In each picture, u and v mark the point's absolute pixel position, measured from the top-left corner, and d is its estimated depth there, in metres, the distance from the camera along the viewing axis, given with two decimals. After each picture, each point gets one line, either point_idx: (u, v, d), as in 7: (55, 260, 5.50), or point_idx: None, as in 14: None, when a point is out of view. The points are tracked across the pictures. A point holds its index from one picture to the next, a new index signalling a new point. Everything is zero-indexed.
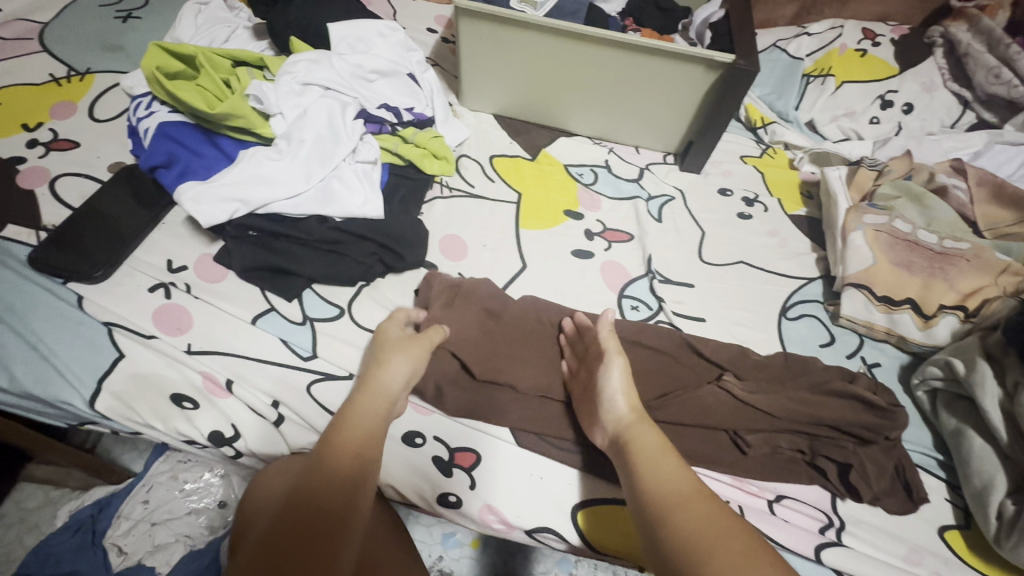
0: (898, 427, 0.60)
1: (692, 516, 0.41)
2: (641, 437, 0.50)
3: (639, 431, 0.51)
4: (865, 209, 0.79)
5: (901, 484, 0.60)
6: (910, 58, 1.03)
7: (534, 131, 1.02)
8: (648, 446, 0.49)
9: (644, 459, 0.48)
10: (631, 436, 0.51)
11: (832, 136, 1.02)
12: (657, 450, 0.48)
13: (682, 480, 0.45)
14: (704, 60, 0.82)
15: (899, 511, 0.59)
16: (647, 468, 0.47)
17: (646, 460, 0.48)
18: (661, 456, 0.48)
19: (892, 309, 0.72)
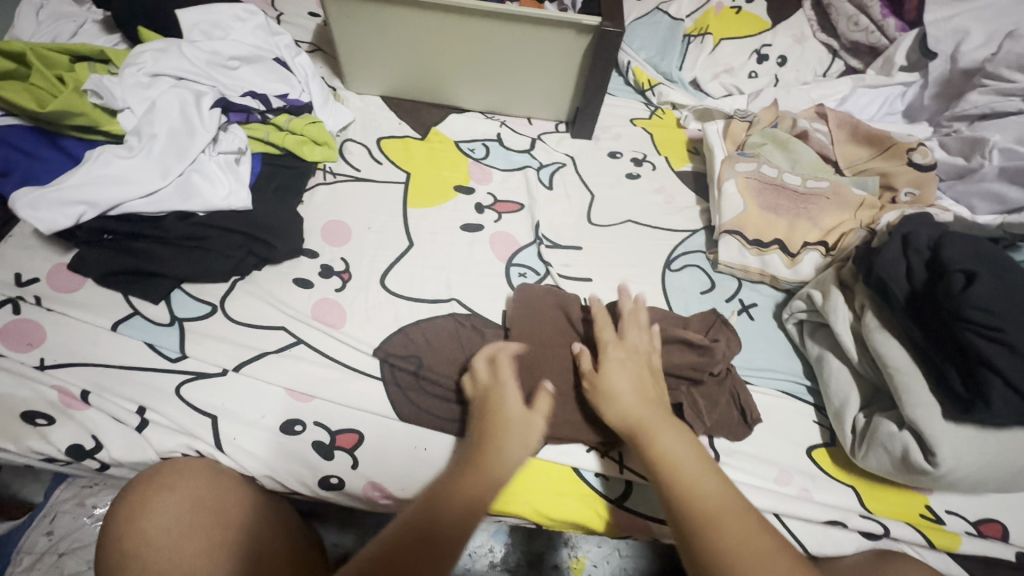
0: (718, 362, 0.62)
1: (736, 534, 0.45)
2: (665, 444, 0.50)
3: (661, 437, 0.51)
4: (738, 159, 0.82)
5: (736, 411, 0.64)
6: (781, 11, 1.07)
7: (423, 110, 1.00)
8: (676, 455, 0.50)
9: (672, 466, 0.49)
10: (648, 440, 0.51)
11: (714, 93, 1.05)
12: (689, 461, 0.49)
13: (720, 492, 0.48)
14: (573, 25, 0.83)
15: (734, 437, 0.63)
16: (683, 478, 0.48)
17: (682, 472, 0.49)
18: (694, 465, 0.49)
19: (762, 251, 0.75)
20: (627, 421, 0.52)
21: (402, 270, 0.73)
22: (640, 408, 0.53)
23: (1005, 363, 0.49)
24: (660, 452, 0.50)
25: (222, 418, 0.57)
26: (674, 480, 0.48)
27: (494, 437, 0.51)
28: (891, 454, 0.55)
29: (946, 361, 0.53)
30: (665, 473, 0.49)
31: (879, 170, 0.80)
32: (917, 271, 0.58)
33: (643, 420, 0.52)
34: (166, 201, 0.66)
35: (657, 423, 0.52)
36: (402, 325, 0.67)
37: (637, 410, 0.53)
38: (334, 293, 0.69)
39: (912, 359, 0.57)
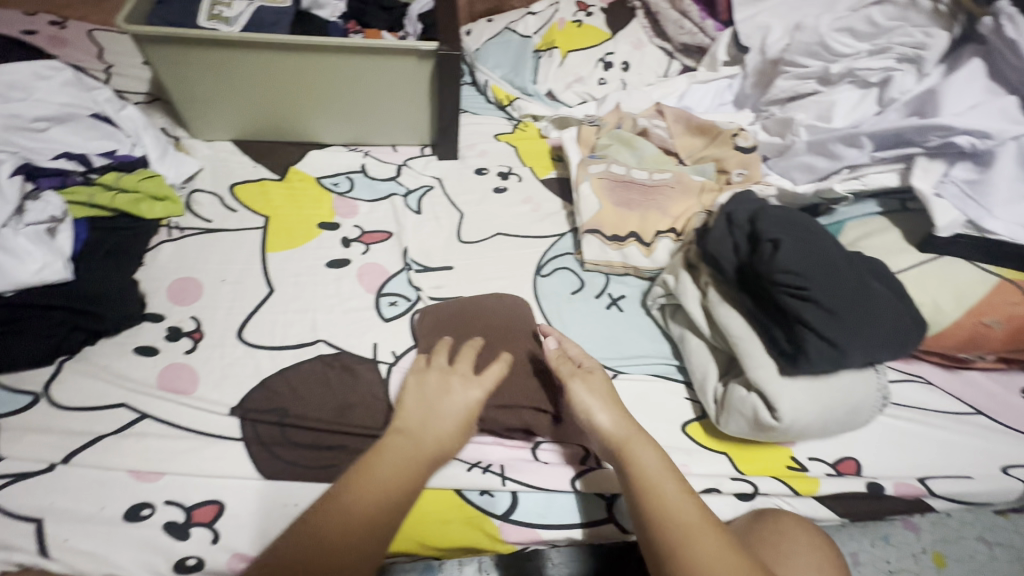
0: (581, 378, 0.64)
1: (700, 550, 0.45)
2: (644, 461, 0.52)
3: (638, 452, 0.52)
4: (590, 161, 0.87)
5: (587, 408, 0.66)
6: (617, 23, 1.15)
7: (280, 150, 0.96)
8: (648, 469, 0.51)
9: (652, 484, 0.50)
10: (629, 459, 0.52)
11: (571, 101, 1.10)
12: (661, 474, 0.51)
13: (694, 511, 0.48)
14: (411, 52, 0.84)
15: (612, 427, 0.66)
16: (657, 495, 0.49)
17: (654, 486, 0.50)
18: (672, 482, 0.50)
19: (622, 245, 0.79)
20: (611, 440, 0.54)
21: (262, 319, 0.69)
22: (622, 429, 0.54)
23: (814, 317, 0.55)
24: (641, 468, 0.51)
25: (51, 519, 0.51)
26: (651, 498, 0.49)
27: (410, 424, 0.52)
28: (745, 416, 0.59)
29: (776, 323, 0.58)
30: (640, 487, 0.50)
31: (713, 157, 0.87)
32: (740, 245, 0.63)
33: (631, 434, 0.54)
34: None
35: (636, 441, 0.53)
36: (263, 377, 0.63)
37: (620, 428, 0.54)
38: (183, 356, 0.64)
39: (749, 326, 0.62)
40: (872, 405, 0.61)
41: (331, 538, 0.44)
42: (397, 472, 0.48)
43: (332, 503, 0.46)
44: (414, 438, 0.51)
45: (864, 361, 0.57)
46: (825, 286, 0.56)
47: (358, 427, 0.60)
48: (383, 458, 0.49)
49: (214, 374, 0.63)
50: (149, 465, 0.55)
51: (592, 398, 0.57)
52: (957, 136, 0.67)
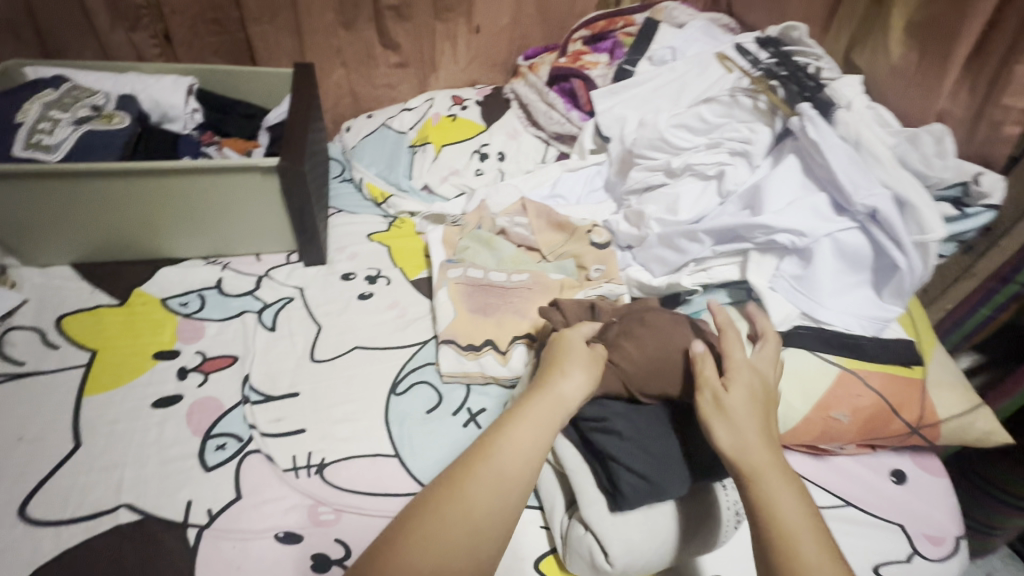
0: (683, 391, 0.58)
1: None
2: (789, 505, 0.46)
3: (773, 488, 0.47)
4: (449, 265, 0.85)
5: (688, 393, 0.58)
6: (492, 115, 1.19)
7: (125, 270, 0.90)
8: (790, 512, 0.45)
9: (788, 531, 0.44)
10: (759, 490, 0.47)
11: (448, 194, 1.09)
12: (802, 521, 0.45)
13: (829, 561, 0.43)
14: (253, 168, 0.83)
15: None
16: (790, 544, 0.44)
17: (788, 531, 0.44)
18: (815, 531, 0.45)
19: (478, 354, 0.76)
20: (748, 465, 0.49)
21: (57, 485, 0.61)
22: (761, 452, 0.49)
23: (620, 451, 0.56)
24: (793, 523, 0.45)
25: None
26: (779, 547, 0.44)
27: (546, 384, 0.54)
28: (584, 559, 0.55)
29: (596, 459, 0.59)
30: (771, 527, 0.45)
31: (573, 252, 0.87)
32: None
33: (765, 466, 0.48)
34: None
35: (773, 472, 0.48)
36: (39, 564, 0.56)
37: (762, 452, 0.49)
38: None
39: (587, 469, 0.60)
40: (725, 526, 0.58)
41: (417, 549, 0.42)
42: (523, 452, 0.48)
43: (468, 462, 0.47)
44: (552, 402, 0.52)
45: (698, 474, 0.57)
46: (621, 416, 0.58)
47: None
48: (507, 436, 0.49)
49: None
50: None
51: (727, 416, 0.51)
52: (779, 234, 0.68)
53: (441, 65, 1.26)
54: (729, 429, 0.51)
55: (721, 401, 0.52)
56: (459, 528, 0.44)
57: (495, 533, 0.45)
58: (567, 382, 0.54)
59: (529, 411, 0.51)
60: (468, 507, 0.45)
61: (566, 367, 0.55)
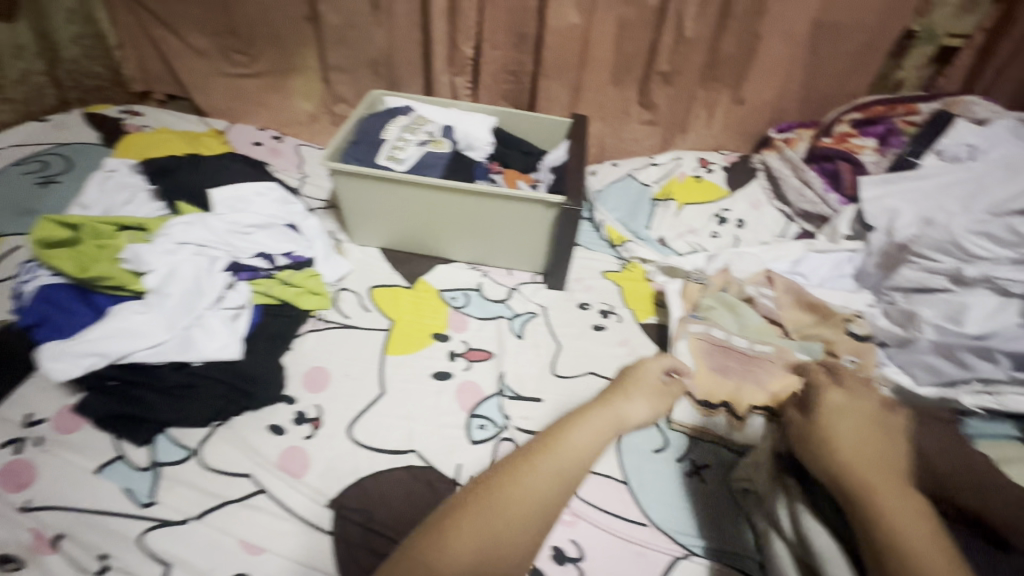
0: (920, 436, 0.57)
1: None
2: (892, 504, 0.47)
3: (892, 508, 0.47)
4: (690, 320, 0.90)
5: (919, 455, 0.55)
6: (737, 182, 1.21)
7: (413, 261, 1.12)
8: (921, 537, 0.44)
9: (913, 558, 0.43)
10: (882, 512, 0.47)
11: (681, 249, 1.15)
12: (920, 533, 0.45)
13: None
14: (542, 202, 0.98)
15: None
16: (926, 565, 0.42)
17: (913, 554, 0.43)
18: (912, 537, 0.44)
19: (710, 412, 0.79)
20: (853, 475, 0.50)
21: (370, 419, 0.79)
22: (875, 475, 0.49)
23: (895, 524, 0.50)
24: (885, 508, 0.47)
25: (177, 567, 0.61)
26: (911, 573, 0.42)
27: (609, 402, 0.63)
28: None
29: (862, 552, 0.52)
30: (896, 554, 0.44)
31: (823, 337, 0.85)
32: None
33: (881, 488, 0.48)
34: (181, 348, 0.76)
35: (887, 486, 0.48)
36: (360, 476, 0.72)
37: (876, 476, 0.49)
38: (303, 441, 0.74)
39: (837, 543, 0.55)
40: None
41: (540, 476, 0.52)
42: (587, 446, 0.57)
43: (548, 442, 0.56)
44: (612, 415, 0.61)
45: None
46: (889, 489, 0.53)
47: None
48: (565, 433, 0.57)
49: (322, 463, 0.72)
50: (250, 530, 0.65)
51: (841, 437, 0.53)
52: None
53: (690, 128, 1.33)
54: (843, 455, 0.52)
55: (837, 429, 0.54)
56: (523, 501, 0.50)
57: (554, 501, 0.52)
58: (632, 407, 0.63)
59: (595, 416, 0.60)
60: (560, 462, 0.54)
61: (620, 398, 0.64)
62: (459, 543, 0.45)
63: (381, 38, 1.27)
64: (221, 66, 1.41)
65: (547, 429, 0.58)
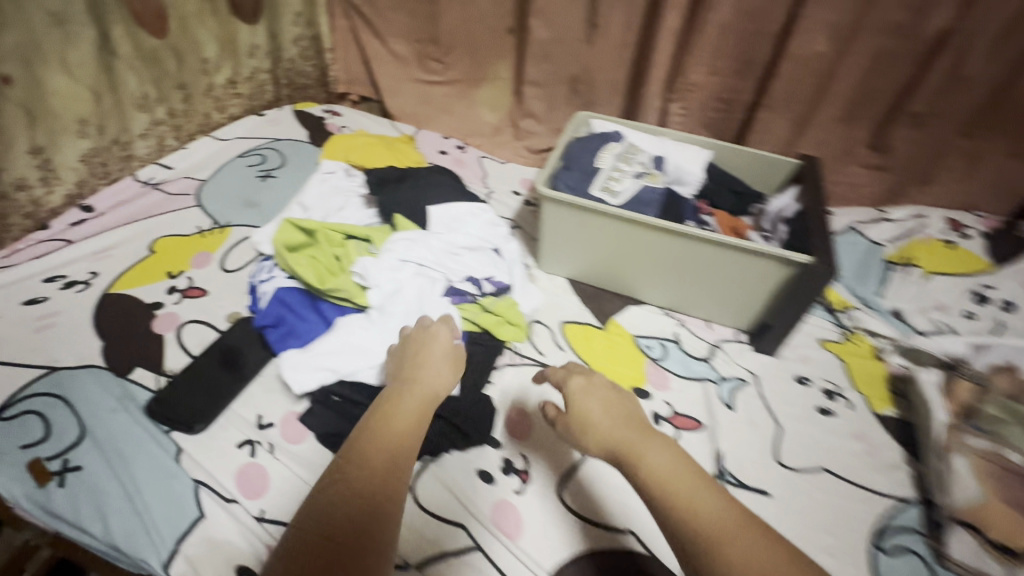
0: None
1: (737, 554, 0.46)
2: (653, 461, 0.54)
3: (648, 453, 0.55)
4: (966, 430, 0.75)
5: None
6: (1001, 256, 1.01)
7: (603, 297, 1.04)
8: (678, 484, 0.52)
9: (683, 498, 0.51)
10: (638, 461, 0.55)
11: (921, 326, 0.95)
12: (678, 473, 0.53)
13: (711, 523, 0.49)
14: (779, 259, 0.85)
15: None
16: (690, 508, 0.50)
17: (664, 484, 0.52)
18: (682, 483, 0.52)
19: (1009, 561, 0.65)
20: (619, 446, 0.58)
21: (580, 486, 0.71)
22: (622, 432, 0.58)
23: None
24: (690, 496, 0.51)
25: None
26: (686, 502, 0.50)
27: (416, 378, 0.65)
28: None
29: None
30: (661, 488, 0.52)
31: None
32: None
33: (638, 442, 0.57)
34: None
35: (641, 442, 0.57)
36: (576, 552, 0.65)
37: (674, 464, 0.54)
38: (514, 496, 0.70)
39: None
40: None
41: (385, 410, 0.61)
42: (408, 426, 0.60)
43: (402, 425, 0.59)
44: (417, 393, 0.64)
45: None
46: None
47: None
48: (384, 411, 0.60)
49: (535, 529, 0.67)
50: None
51: (586, 397, 0.64)
52: None
53: (936, 179, 1.12)
54: (589, 413, 0.62)
55: (591, 411, 0.62)
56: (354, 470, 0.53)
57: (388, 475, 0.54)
58: (428, 371, 0.66)
59: (399, 399, 0.62)
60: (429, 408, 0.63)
61: (417, 355, 0.69)
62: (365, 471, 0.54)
63: (588, 56, 1.21)
64: (416, 73, 1.44)
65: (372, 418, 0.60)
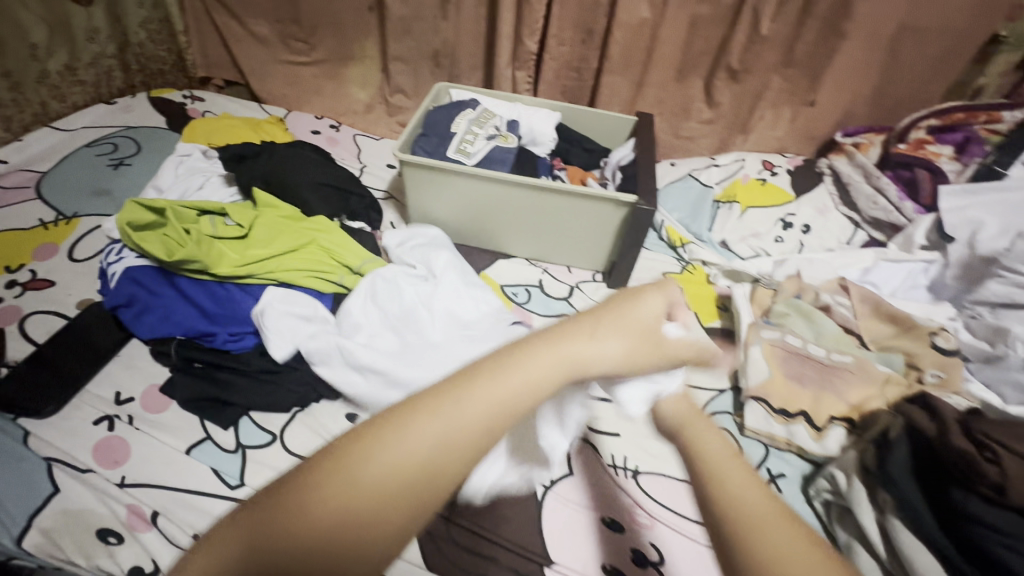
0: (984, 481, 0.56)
1: (794, 564, 0.28)
2: (709, 445, 0.36)
3: (700, 432, 0.38)
4: (762, 325, 0.87)
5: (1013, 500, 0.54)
6: (803, 186, 1.19)
7: (475, 254, 1.11)
8: (714, 459, 0.35)
9: (716, 474, 0.34)
10: (689, 440, 0.38)
11: (743, 253, 1.13)
12: (729, 462, 0.34)
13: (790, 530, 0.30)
14: (613, 200, 0.96)
15: None
16: (730, 491, 0.32)
17: (717, 476, 0.33)
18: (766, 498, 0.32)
19: (788, 421, 0.78)
20: (676, 420, 0.41)
21: None
22: (677, 399, 0.42)
23: None
24: (729, 484, 0.33)
25: None
26: (715, 490, 0.33)
27: (424, 407, 0.30)
28: None
29: None
30: (707, 483, 0.33)
31: (904, 349, 0.83)
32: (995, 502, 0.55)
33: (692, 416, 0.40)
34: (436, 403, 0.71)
35: (696, 416, 0.40)
36: None
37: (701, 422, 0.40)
38: None
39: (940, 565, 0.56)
40: None
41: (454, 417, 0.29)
42: (382, 490, 0.27)
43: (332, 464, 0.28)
44: (467, 428, 0.29)
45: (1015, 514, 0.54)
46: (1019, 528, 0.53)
47: (514, 544, 0.65)
48: (423, 428, 0.29)
49: None
50: None
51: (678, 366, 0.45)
52: None
53: (754, 129, 1.28)
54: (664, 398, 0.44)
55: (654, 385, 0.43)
56: (300, 541, 0.27)
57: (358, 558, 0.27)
58: (548, 374, 0.32)
59: (433, 425, 0.29)
60: (452, 424, 0.29)
61: (533, 360, 0.32)
62: (304, 497, 0.27)
63: (446, 31, 1.27)
64: (281, 54, 1.41)
65: (328, 454, 0.29)
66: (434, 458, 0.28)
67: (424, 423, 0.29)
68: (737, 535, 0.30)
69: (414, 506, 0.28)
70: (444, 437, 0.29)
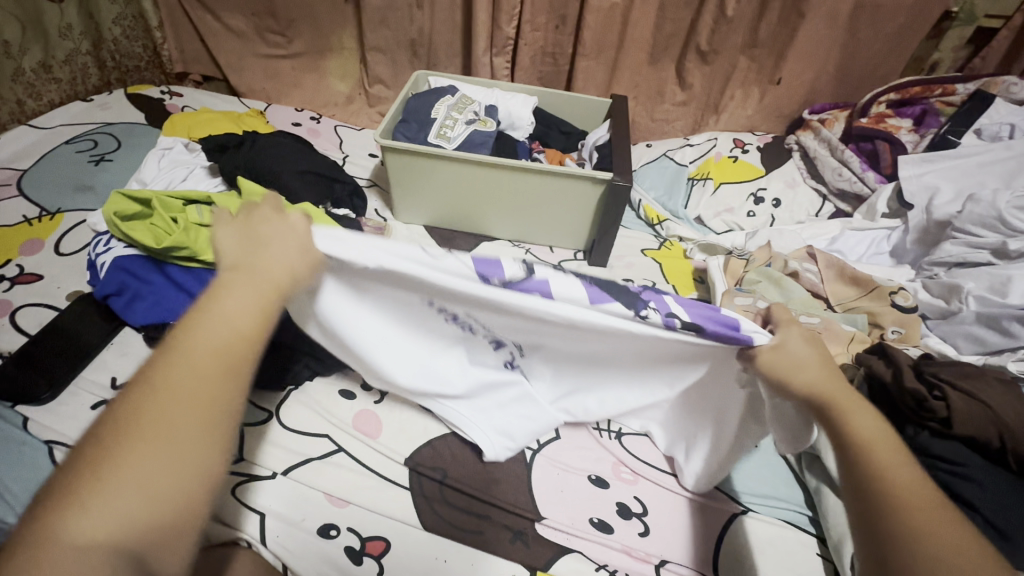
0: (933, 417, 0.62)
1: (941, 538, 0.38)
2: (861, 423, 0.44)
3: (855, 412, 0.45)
4: (735, 293, 0.90)
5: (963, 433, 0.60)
6: (773, 162, 1.24)
7: (458, 238, 1.14)
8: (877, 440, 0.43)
9: (876, 454, 0.42)
10: (842, 417, 0.45)
11: (717, 228, 1.17)
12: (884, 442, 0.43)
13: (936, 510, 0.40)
14: (590, 178, 0.99)
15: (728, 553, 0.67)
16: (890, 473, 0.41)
17: (880, 454, 0.42)
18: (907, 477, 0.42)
19: None
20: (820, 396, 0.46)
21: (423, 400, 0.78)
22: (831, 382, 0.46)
23: (982, 500, 0.56)
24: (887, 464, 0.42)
25: (271, 516, 0.64)
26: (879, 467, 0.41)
27: (170, 352, 0.39)
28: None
29: None
30: (867, 454, 0.42)
31: (866, 309, 0.88)
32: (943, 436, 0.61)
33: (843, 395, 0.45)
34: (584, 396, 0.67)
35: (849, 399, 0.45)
36: (430, 438, 0.74)
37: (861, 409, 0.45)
38: (373, 405, 0.77)
39: None
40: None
41: (223, 375, 0.39)
42: (164, 409, 0.37)
43: (120, 424, 0.36)
44: (200, 341, 0.40)
45: (967, 446, 0.60)
46: (977, 463, 0.59)
47: (507, 502, 0.69)
48: (171, 365, 0.38)
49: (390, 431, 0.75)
50: (328, 485, 0.68)
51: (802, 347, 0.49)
52: None
53: (725, 109, 1.33)
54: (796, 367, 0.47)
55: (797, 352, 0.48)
56: (140, 468, 0.35)
57: (196, 444, 0.37)
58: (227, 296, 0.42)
59: (173, 358, 0.39)
60: (197, 348, 0.39)
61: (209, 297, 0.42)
62: (117, 448, 0.35)
63: (422, 21, 1.29)
64: (259, 47, 1.41)
65: (113, 425, 0.36)
66: (192, 379, 0.38)
67: (195, 383, 0.38)
68: (898, 519, 0.39)
69: (203, 416, 0.38)
70: (196, 369, 0.39)
